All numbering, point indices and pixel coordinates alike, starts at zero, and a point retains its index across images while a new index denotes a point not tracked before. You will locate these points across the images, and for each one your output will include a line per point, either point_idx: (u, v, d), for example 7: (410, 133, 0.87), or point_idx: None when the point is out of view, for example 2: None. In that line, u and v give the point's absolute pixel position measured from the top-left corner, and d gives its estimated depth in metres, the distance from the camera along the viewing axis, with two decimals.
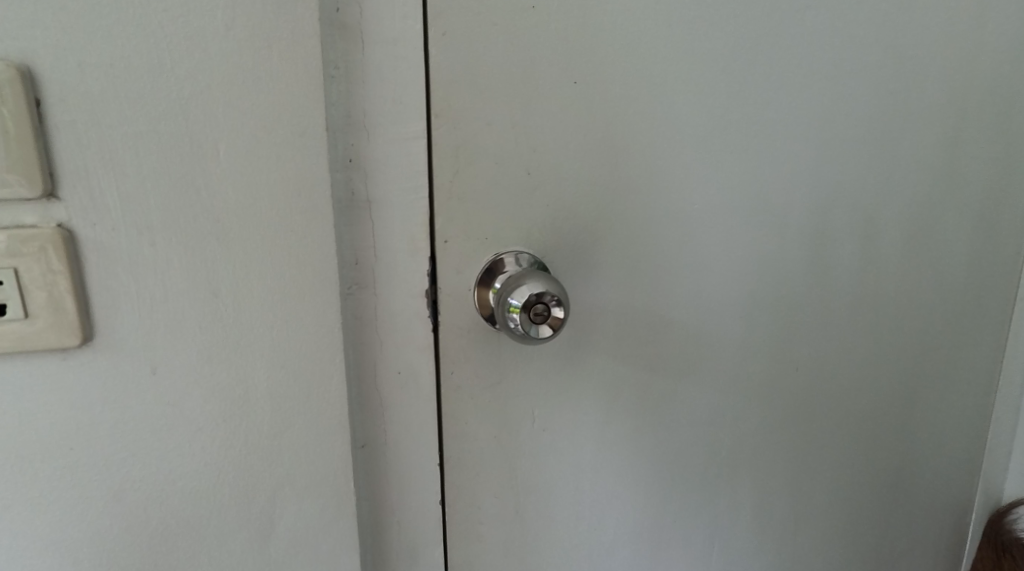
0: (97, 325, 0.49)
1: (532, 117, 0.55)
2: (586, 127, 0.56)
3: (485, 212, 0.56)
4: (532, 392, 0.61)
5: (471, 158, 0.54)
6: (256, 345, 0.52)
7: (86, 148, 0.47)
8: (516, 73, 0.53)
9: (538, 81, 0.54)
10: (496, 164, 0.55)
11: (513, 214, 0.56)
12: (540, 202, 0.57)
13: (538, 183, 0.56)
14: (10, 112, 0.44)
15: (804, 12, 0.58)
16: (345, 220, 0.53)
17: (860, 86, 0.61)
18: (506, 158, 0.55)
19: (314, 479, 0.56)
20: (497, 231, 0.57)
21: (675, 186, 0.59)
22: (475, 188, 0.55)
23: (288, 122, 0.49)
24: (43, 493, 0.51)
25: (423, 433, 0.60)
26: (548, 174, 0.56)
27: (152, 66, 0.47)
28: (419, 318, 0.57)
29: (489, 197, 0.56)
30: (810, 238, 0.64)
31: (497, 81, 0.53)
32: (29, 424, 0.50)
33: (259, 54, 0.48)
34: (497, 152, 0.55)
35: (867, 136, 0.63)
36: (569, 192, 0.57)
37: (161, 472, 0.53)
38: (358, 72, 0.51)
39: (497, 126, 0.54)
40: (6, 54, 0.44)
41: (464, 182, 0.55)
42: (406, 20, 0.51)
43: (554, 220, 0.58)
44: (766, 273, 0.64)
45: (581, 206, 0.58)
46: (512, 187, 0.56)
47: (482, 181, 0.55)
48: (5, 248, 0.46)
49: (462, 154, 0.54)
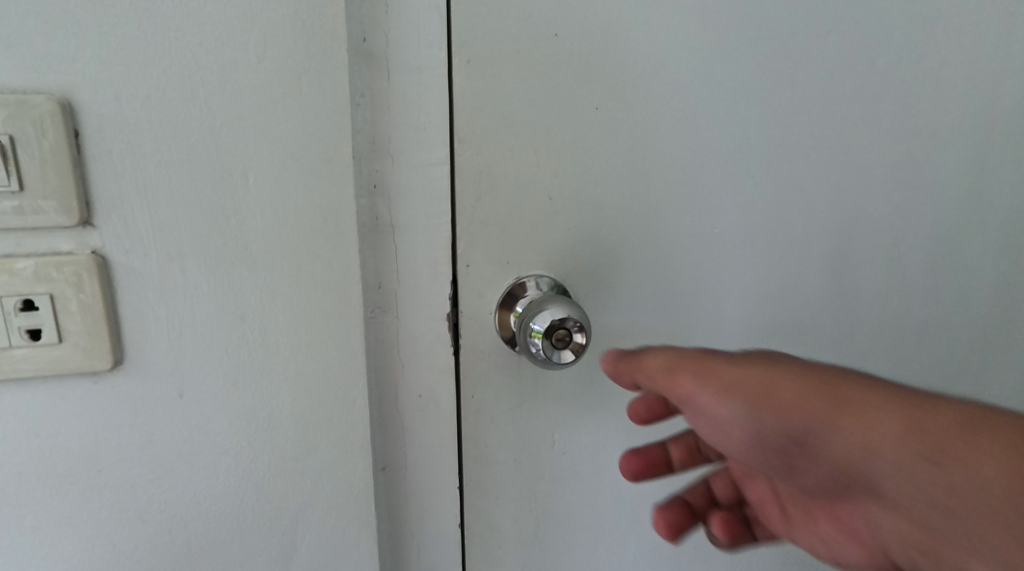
0: (127, 349, 0.50)
1: (554, 143, 0.55)
2: (608, 152, 0.56)
3: (507, 237, 0.56)
4: (552, 415, 0.61)
5: (495, 183, 0.55)
6: (281, 366, 0.53)
7: (120, 177, 0.48)
8: (538, 100, 0.54)
9: (560, 107, 0.54)
10: (518, 189, 0.55)
11: (534, 238, 0.57)
12: (562, 226, 0.57)
13: (560, 207, 0.57)
14: (49, 143, 0.46)
15: (827, 37, 0.58)
16: (370, 245, 0.54)
17: (884, 112, 0.61)
18: (529, 183, 0.55)
19: (335, 499, 0.57)
20: (520, 255, 0.57)
21: (697, 211, 0.59)
22: (498, 212, 0.55)
23: (315, 148, 0.50)
24: (73, 513, 0.52)
25: (443, 456, 0.60)
26: (570, 199, 0.57)
27: (185, 97, 0.48)
28: (441, 341, 0.57)
29: (512, 221, 0.56)
30: (833, 263, 0.64)
31: (520, 107, 0.54)
32: (59, 445, 0.51)
33: (287, 84, 0.49)
34: (519, 178, 0.55)
35: (891, 161, 0.62)
36: (591, 217, 0.57)
37: (186, 493, 0.54)
38: (383, 99, 0.52)
39: (520, 152, 0.55)
40: (47, 88, 0.46)
41: (487, 207, 0.55)
42: (430, 48, 0.52)
43: (576, 244, 0.58)
44: (787, 298, 0.64)
45: (602, 231, 0.58)
46: (534, 211, 0.56)
47: (504, 206, 0.55)
48: (41, 274, 0.47)
49: (485, 180, 0.55)
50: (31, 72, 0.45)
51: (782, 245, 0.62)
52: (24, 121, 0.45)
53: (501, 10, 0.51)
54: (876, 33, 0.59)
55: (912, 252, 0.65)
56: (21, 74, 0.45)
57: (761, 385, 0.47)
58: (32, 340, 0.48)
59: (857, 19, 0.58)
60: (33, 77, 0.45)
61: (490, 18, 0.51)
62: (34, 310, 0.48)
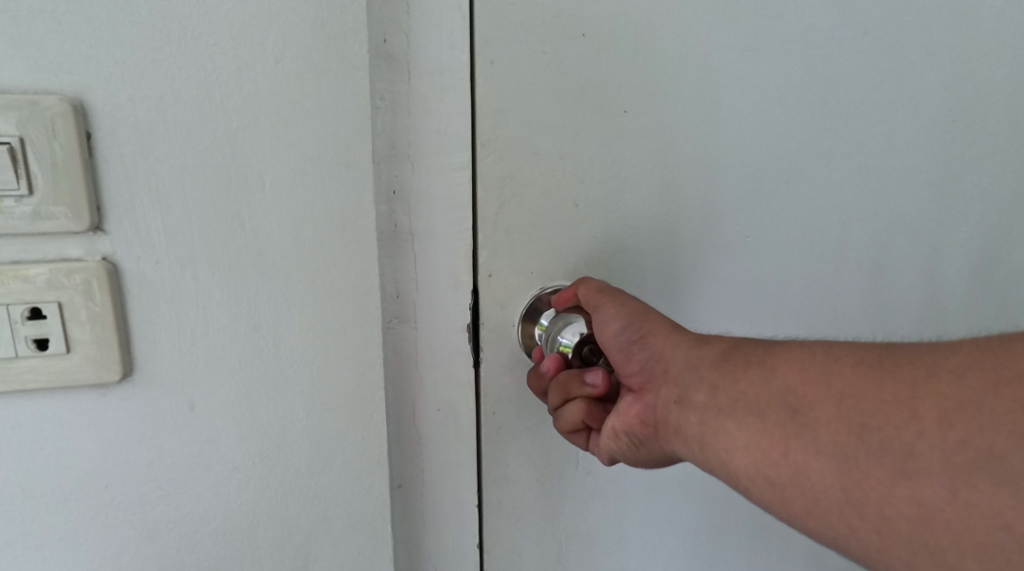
0: (137, 360, 0.48)
1: (580, 147, 0.53)
2: (637, 157, 0.54)
3: (532, 246, 0.54)
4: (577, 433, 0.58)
5: (519, 191, 0.53)
6: (295, 380, 0.51)
7: (133, 181, 0.46)
8: (565, 102, 0.52)
9: (587, 110, 0.52)
10: (544, 196, 0.53)
11: (560, 247, 0.55)
12: (587, 234, 0.55)
13: (586, 215, 0.54)
14: (60, 145, 0.44)
15: (866, 37, 0.55)
16: (388, 253, 0.52)
17: (926, 117, 0.58)
18: (554, 190, 0.53)
19: (350, 518, 0.55)
20: (543, 264, 0.55)
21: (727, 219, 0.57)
22: (521, 220, 0.53)
23: (333, 153, 0.49)
24: (78, 530, 0.50)
25: (461, 474, 0.57)
26: (597, 206, 0.54)
27: (201, 100, 0.46)
28: (460, 353, 0.55)
29: (536, 230, 0.54)
30: (869, 273, 0.61)
31: (547, 110, 0.51)
32: (65, 460, 0.49)
33: (305, 85, 0.47)
34: (545, 184, 0.53)
35: (932, 166, 0.59)
36: (618, 225, 0.55)
37: (195, 511, 0.52)
38: (404, 102, 0.50)
39: (545, 157, 0.52)
40: (59, 88, 0.44)
41: (510, 214, 0.53)
42: (453, 50, 0.50)
43: (602, 253, 0.56)
44: (821, 310, 0.61)
45: (630, 238, 0.56)
46: (559, 219, 0.54)
47: (528, 214, 0.53)
48: (50, 281, 0.46)
49: (508, 187, 0.52)
50: (42, 71, 0.44)
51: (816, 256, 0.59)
52: (35, 122, 0.43)
53: (527, 9, 0.49)
54: (919, 34, 0.56)
55: (954, 262, 0.62)
56: (33, 73, 0.44)
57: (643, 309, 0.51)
58: (39, 350, 0.46)
59: (899, 20, 0.56)
60: (45, 77, 0.44)
61: (516, 16, 0.49)
62: (42, 318, 0.46)
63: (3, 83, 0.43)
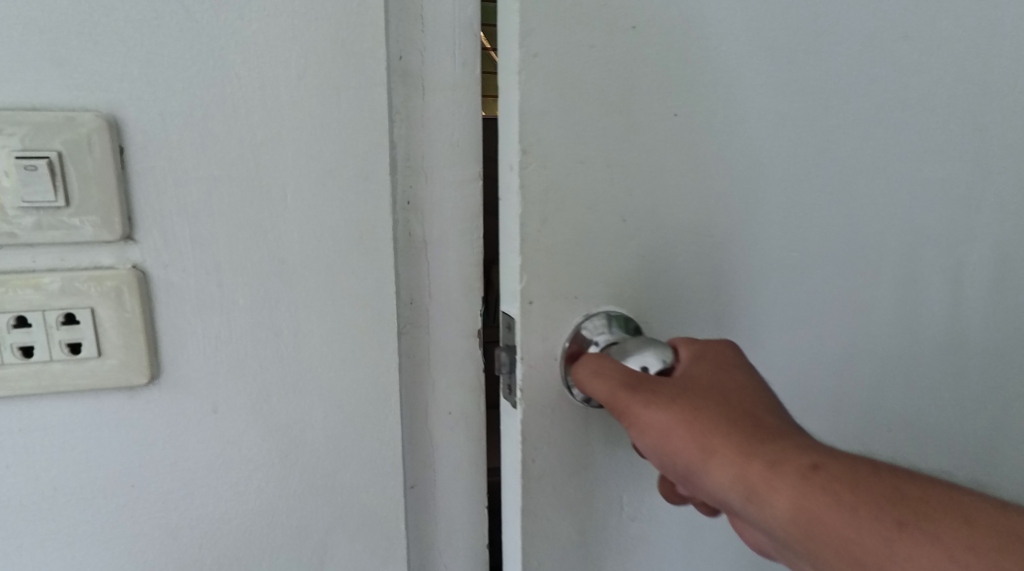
0: (164, 364, 0.50)
1: (630, 154, 0.49)
2: (688, 164, 0.50)
3: (575, 264, 0.50)
4: (617, 473, 0.54)
5: (565, 200, 0.49)
6: (314, 384, 0.53)
7: (162, 193, 0.48)
8: (612, 101, 0.48)
9: (635, 112, 0.48)
10: (588, 210, 0.49)
11: (604, 266, 0.51)
12: (634, 252, 0.51)
13: (632, 232, 0.50)
14: (94, 159, 0.46)
15: (909, 40, 0.53)
16: (402, 260, 0.54)
17: (976, 125, 0.56)
18: (599, 203, 0.49)
19: (366, 519, 0.57)
20: (589, 281, 0.50)
21: (779, 235, 0.53)
22: (564, 237, 0.49)
23: (352, 166, 0.51)
24: (106, 527, 0.52)
25: (472, 475, 0.59)
26: (645, 222, 0.50)
27: (227, 115, 0.48)
28: (472, 358, 0.57)
29: (583, 245, 0.50)
30: (922, 293, 0.57)
31: (596, 113, 0.48)
32: (93, 460, 0.51)
33: (326, 100, 0.50)
34: (590, 197, 0.49)
35: (980, 175, 0.56)
36: (666, 238, 0.51)
37: (218, 511, 0.53)
38: (418, 116, 0.52)
39: (590, 165, 0.49)
40: (94, 105, 0.46)
41: (551, 232, 0.49)
42: (464, 65, 0.53)
43: (648, 270, 0.52)
44: (870, 332, 0.57)
45: (680, 256, 0.52)
46: (604, 235, 0.50)
47: (571, 230, 0.49)
48: (81, 287, 0.47)
49: (551, 200, 0.48)
50: (80, 89, 0.46)
51: (867, 276, 0.56)
52: (71, 136, 0.45)
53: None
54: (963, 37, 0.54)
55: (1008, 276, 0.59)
56: (71, 91, 0.46)
57: (683, 429, 0.43)
58: (72, 354, 0.48)
59: (943, 19, 0.53)
60: (81, 94, 0.46)
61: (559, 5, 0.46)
62: (75, 324, 0.48)
63: (42, 101, 0.46)
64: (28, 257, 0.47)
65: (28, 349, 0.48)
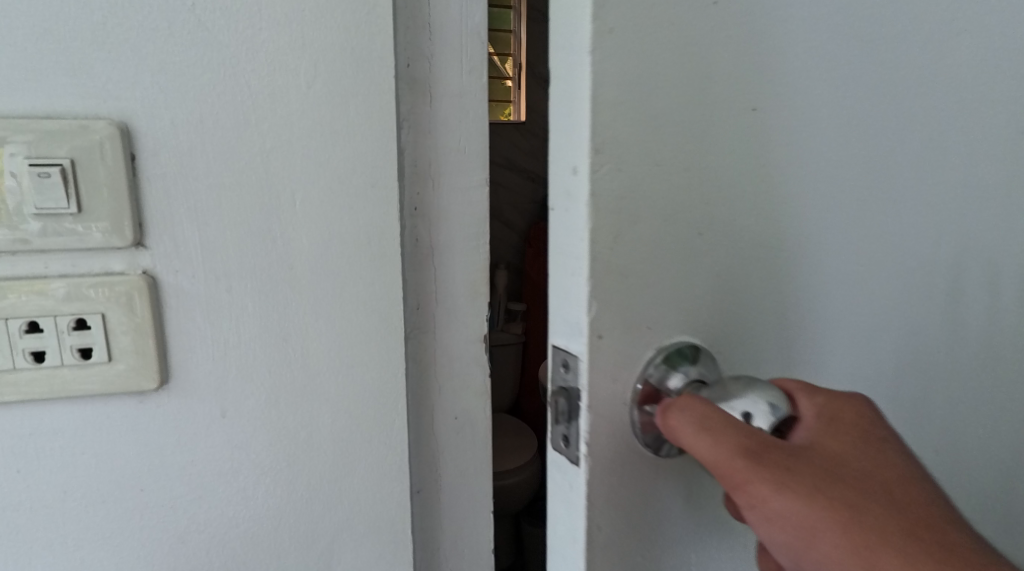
0: (173, 369, 0.51)
1: (715, 148, 0.36)
2: (779, 166, 0.38)
3: (646, 294, 0.36)
4: (703, 561, 0.40)
5: (643, 193, 0.34)
6: (322, 390, 0.54)
7: (173, 200, 0.49)
8: (694, 72, 0.34)
9: (719, 92, 0.35)
10: (663, 223, 0.35)
11: (684, 299, 0.37)
12: (717, 282, 0.38)
13: (718, 256, 0.37)
14: (106, 165, 0.46)
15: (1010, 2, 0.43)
16: (409, 266, 0.55)
17: None
18: (675, 212, 0.36)
19: (373, 524, 0.57)
20: (679, 307, 0.37)
21: (901, 249, 0.43)
22: (636, 254, 0.35)
23: (362, 173, 0.51)
24: (115, 531, 0.52)
25: (478, 479, 0.60)
26: (732, 242, 0.37)
27: (237, 123, 0.49)
28: (477, 362, 0.58)
29: (671, 258, 0.36)
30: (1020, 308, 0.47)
31: (680, 73, 0.34)
32: (102, 464, 0.51)
33: (335, 108, 0.50)
34: (664, 205, 0.35)
35: None
36: (776, 249, 0.39)
37: (225, 515, 0.54)
38: (425, 123, 0.54)
39: (666, 157, 0.35)
40: (107, 113, 0.47)
41: (624, 248, 0.35)
42: (471, 75, 0.54)
43: (747, 308, 0.39)
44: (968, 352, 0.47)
45: (769, 290, 0.39)
46: (683, 258, 0.36)
47: (643, 245, 0.35)
48: (92, 293, 0.48)
49: (622, 208, 0.34)
50: (92, 97, 0.46)
51: (987, 287, 0.46)
52: (84, 144, 0.46)
53: None
54: None
55: None
56: (83, 99, 0.46)
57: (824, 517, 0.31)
58: (82, 359, 0.49)
59: None
60: (93, 102, 0.46)
61: None
62: (86, 329, 0.48)
63: (55, 108, 0.46)
64: (39, 263, 0.47)
65: (40, 354, 0.48)
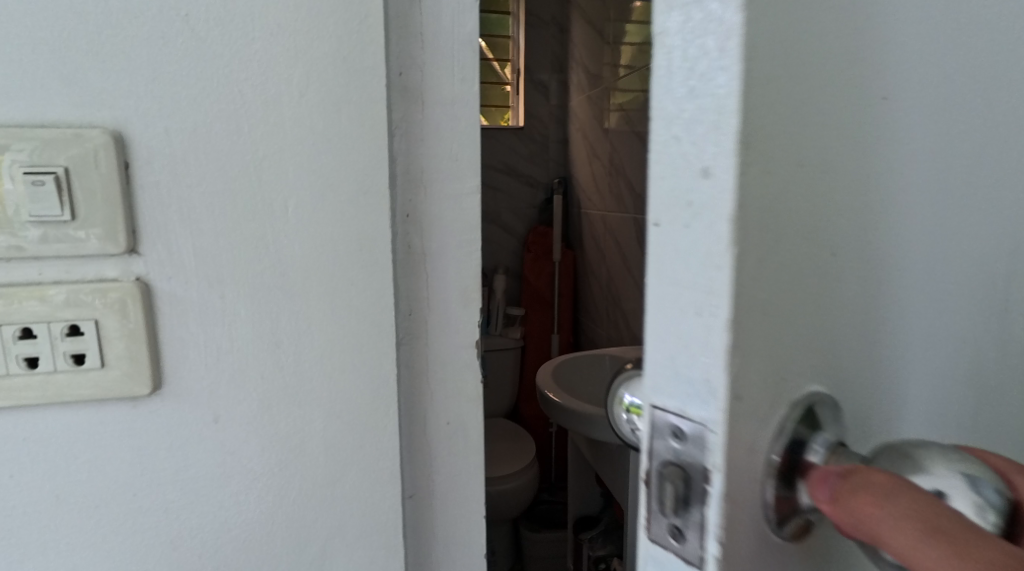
0: (166, 375, 0.51)
1: (869, 133, 0.27)
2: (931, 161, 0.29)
3: (792, 336, 0.26)
4: None
5: (788, 201, 0.25)
6: (314, 395, 0.54)
7: (167, 207, 0.49)
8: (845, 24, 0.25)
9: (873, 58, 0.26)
10: (810, 243, 0.26)
11: (834, 339, 0.28)
12: (867, 316, 0.29)
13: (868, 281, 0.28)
14: (100, 173, 0.47)
15: None
16: (402, 272, 0.56)
17: None
18: (823, 224, 0.26)
19: (365, 529, 0.57)
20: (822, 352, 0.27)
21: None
22: (780, 279, 0.25)
23: (354, 181, 0.52)
24: (107, 536, 0.52)
25: (470, 483, 0.61)
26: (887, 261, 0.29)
27: (231, 131, 0.49)
28: (470, 367, 0.59)
29: (819, 288, 0.27)
30: None
31: (841, 41, 0.25)
32: (95, 469, 0.51)
33: (327, 117, 0.51)
34: (813, 215, 0.26)
35: None
36: (931, 279, 0.31)
37: (217, 520, 0.54)
38: (418, 130, 0.55)
39: (816, 145, 0.25)
40: (101, 121, 0.47)
41: (765, 274, 0.25)
42: (463, 83, 0.55)
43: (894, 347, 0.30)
44: None
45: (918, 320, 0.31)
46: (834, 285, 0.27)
47: (789, 264, 0.25)
48: (86, 299, 0.48)
49: (768, 218, 0.24)
50: (87, 106, 0.47)
51: None
52: (79, 151, 0.46)
53: None
54: None
55: None
56: (77, 107, 0.47)
57: None
58: (76, 365, 0.49)
59: None
60: (88, 110, 0.47)
61: None
62: (80, 335, 0.49)
63: (50, 117, 0.46)
64: (34, 269, 0.47)
65: (33, 359, 0.48)
